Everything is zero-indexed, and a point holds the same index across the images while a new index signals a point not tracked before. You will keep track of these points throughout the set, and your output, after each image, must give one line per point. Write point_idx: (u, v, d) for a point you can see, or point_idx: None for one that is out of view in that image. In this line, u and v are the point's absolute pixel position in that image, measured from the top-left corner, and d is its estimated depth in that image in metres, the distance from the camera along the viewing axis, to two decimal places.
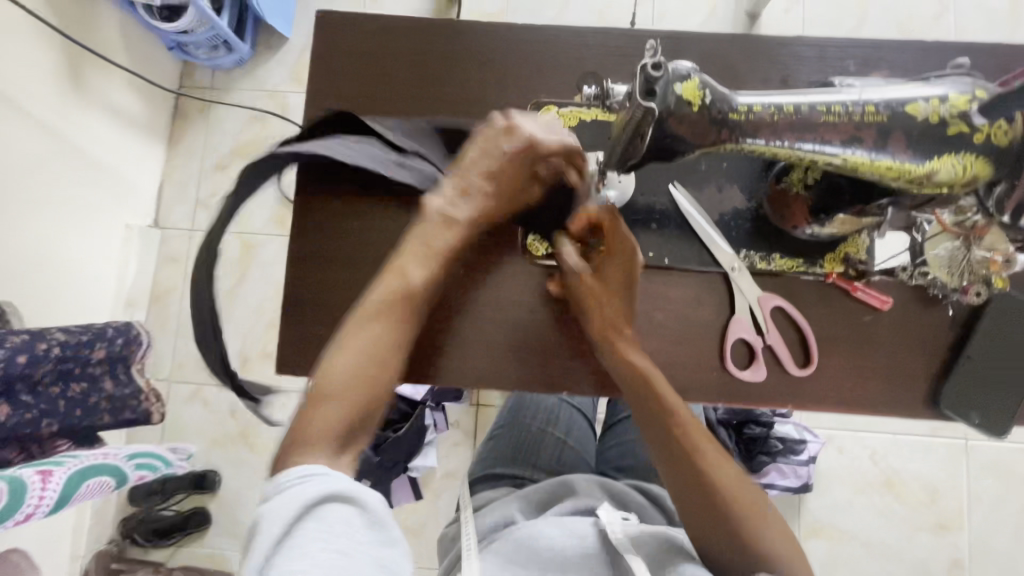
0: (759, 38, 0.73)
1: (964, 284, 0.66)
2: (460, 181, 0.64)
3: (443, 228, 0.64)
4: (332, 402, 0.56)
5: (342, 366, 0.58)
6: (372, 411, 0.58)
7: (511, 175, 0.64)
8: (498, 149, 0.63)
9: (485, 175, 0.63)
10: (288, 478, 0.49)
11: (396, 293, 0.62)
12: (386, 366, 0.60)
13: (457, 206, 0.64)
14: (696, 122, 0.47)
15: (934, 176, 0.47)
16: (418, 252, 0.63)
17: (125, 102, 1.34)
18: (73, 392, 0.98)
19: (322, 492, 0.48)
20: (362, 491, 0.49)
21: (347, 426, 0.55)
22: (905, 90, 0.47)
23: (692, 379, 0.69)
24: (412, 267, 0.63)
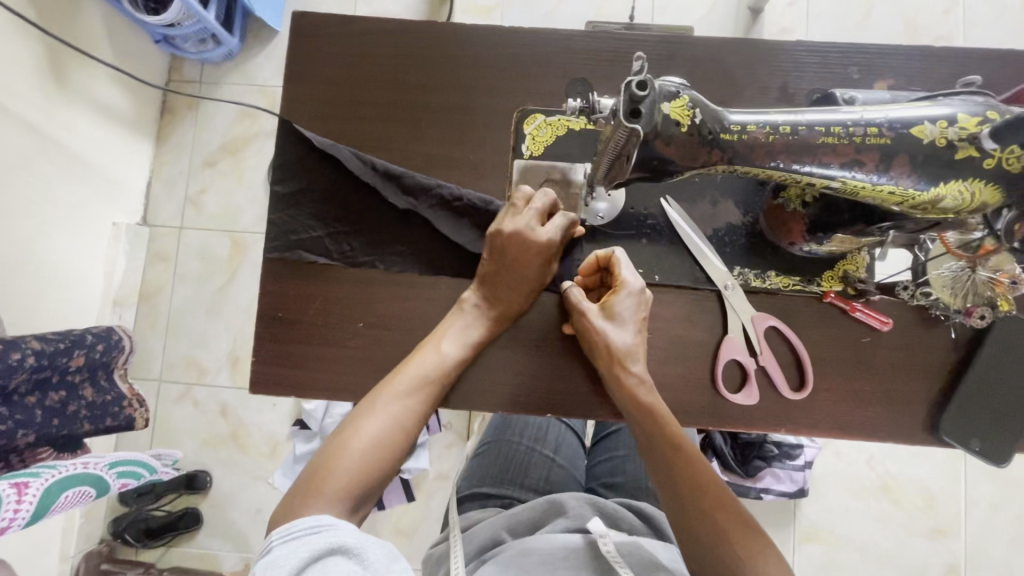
0: (759, 43, 0.69)
1: (968, 306, 0.62)
2: (488, 278, 0.64)
3: (478, 318, 0.64)
4: (350, 467, 0.56)
5: (366, 434, 0.57)
6: (379, 484, 0.58)
7: (531, 279, 0.64)
8: (515, 256, 0.62)
9: (508, 283, 0.63)
10: (298, 527, 0.50)
11: (430, 368, 0.61)
12: (405, 442, 0.59)
13: (491, 300, 0.64)
14: (685, 144, 0.45)
15: (939, 204, 0.44)
16: (457, 332, 0.63)
17: (111, 97, 1.30)
18: (51, 401, 0.95)
19: (330, 545, 0.48)
20: (367, 544, 0.49)
21: (360, 492, 0.56)
22: (911, 108, 0.43)
23: (684, 402, 0.66)
24: (448, 345, 0.63)
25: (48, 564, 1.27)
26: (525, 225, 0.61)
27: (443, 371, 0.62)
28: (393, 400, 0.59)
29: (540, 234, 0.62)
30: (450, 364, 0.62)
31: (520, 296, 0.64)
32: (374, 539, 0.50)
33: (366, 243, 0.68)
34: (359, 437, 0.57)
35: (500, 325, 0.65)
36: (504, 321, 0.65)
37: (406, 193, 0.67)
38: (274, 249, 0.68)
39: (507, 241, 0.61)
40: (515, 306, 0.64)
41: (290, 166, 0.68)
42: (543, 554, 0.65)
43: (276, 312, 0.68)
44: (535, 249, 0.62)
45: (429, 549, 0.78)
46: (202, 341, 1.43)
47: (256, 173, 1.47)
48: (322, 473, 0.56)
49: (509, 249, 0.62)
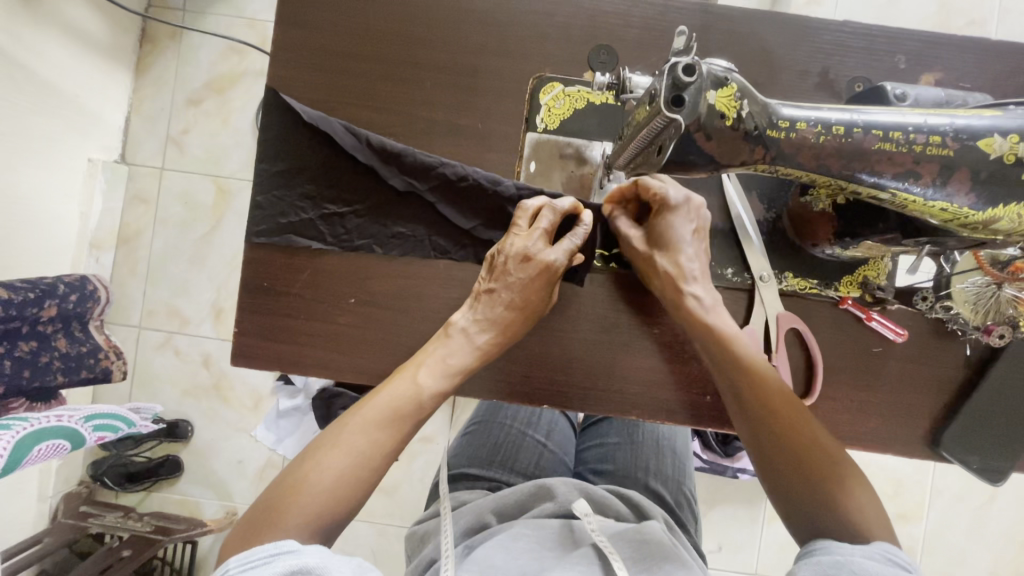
0: (803, 21, 0.63)
1: (987, 324, 0.60)
2: (485, 304, 0.59)
3: (465, 346, 0.59)
4: (309, 503, 0.51)
5: (327, 468, 0.52)
6: (340, 522, 0.53)
7: (536, 305, 0.60)
8: (520, 281, 0.58)
9: (508, 310, 0.59)
10: (258, 554, 0.47)
11: (403, 398, 0.56)
12: (373, 478, 0.54)
13: (481, 327, 0.59)
14: (727, 139, 0.40)
15: (993, 225, 0.41)
16: (438, 361, 0.58)
17: (84, 19, 1.18)
18: (21, 352, 0.90)
19: (291, 569, 0.45)
20: (331, 563, 0.47)
21: (322, 528, 0.51)
22: (980, 118, 0.39)
23: (684, 402, 0.64)
24: (428, 374, 0.57)
25: (25, 505, 1.25)
26: (533, 247, 0.58)
27: (418, 403, 0.56)
28: (358, 432, 0.54)
29: (548, 256, 0.58)
30: (428, 395, 0.57)
31: (520, 323, 0.60)
32: (337, 557, 0.48)
33: (361, 225, 0.63)
34: (321, 469, 0.52)
35: (489, 357, 0.60)
36: (493, 352, 0.60)
37: (406, 173, 0.61)
38: (260, 232, 0.62)
39: (515, 262, 0.58)
40: (513, 334, 0.60)
41: (281, 143, 0.62)
42: (531, 540, 0.65)
43: (262, 281, 0.63)
44: (542, 272, 0.58)
45: (413, 526, 0.77)
46: (184, 289, 1.38)
47: (243, 117, 1.37)
48: (269, 498, 0.52)
49: (515, 272, 0.58)
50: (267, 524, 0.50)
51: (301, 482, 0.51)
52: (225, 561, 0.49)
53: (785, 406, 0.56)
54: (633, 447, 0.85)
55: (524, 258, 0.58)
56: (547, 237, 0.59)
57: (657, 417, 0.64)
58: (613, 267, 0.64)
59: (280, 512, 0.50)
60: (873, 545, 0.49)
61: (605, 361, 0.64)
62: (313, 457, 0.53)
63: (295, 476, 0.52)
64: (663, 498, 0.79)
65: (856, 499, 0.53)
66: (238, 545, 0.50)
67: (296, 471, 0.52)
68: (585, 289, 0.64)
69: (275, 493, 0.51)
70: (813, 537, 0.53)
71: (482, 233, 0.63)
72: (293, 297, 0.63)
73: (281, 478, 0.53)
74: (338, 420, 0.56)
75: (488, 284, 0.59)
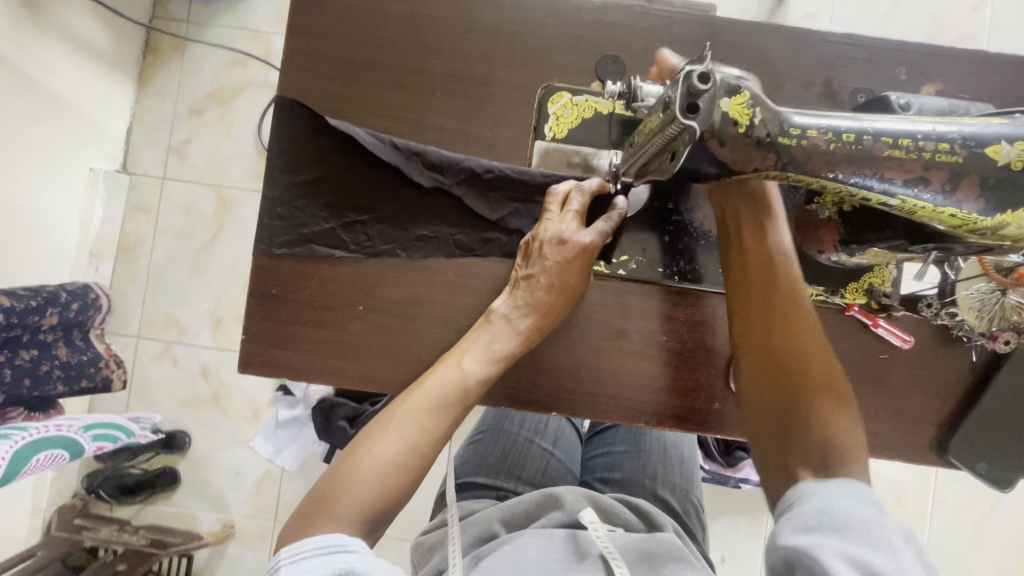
0: (806, 33, 0.64)
1: (993, 330, 0.61)
2: (524, 291, 0.59)
3: (508, 332, 0.59)
4: (362, 490, 0.52)
5: (380, 453, 0.54)
6: (394, 505, 0.54)
7: (573, 289, 0.60)
8: (557, 264, 0.58)
9: (547, 292, 0.58)
10: (309, 547, 0.49)
11: (449, 384, 0.57)
12: (421, 465, 0.55)
13: (522, 314, 0.59)
14: (740, 146, 0.40)
15: (1003, 231, 0.41)
16: (482, 347, 0.59)
17: (88, 30, 1.19)
18: (22, 360, 0.90)
19: (338, 570, 0.47)
20: (376, 568, 0.47)
21: (370, 516, 0.52)
22: (986, 126, 0.40)
23: (712, 392, 0.64)
24: (472, 360, 0.58)
25: (18, 518, 1.23)
26: (568, 230, 0.58)
27: (463, 387, 0.57)
28: (406, 419, 0.55)
29: (583, 236, 0.58)
30: (473, 380, 0.58)
31: (562, 305, 0.59)
32: (383, 562, 0.49)
33: (381, 231, 0.63)
34: (372, 457, 0.53)
35: (531, 341, 0.60)
36: (536, 336, 0.60)
37: (432, 170, 0.62)
38: (282, 243, 0.63)
39: (551, 247, 0.58)
40: (555, 317, 0.60)
41: (295, 153, 0.63)
42: (538, 551, 0.64)
43: (269, 288, 0.63)
44: (580, 254, 0.58)
45: (419, 536, 0.76)
46: (183, 300, 1.37)
47: (245, 127, 1.38)
48: (325, 480, 0.54)
49: (551, 256, 0.58)
50: (323, 505, 0.52)
51: (353, 468, 0.53)
52: (280, 548, 0.51)
53: (784, 314, 0.56)
54: (641, 455, 0.84)
55: (561, 242, 0.58)
56: (580, 219, 0.58)
57: (684, 411, 0.64)
58: (621, 273, 0.63)
59: (333, 495, 0.52)
60: (847, 487, 0.47)
61: (616, 365, 0.64)
62: (365, 443, 0.54)
63: (349, 461, 0.54)
64: (672, 507, 0.79)
65: (832, 423, 0.51)
66: (293, 532, 0.51)
67: (351, 455, 0.54)
68: (594, 296, 0.64)
69: (332, 476, 0.54)
70: (775, 442, 0.52)
71: (511, 224, 0.63)
72: (300, 305, 0.63)
73: (338, 462, 0.55)
74: (389, 406, 0.57)
75: (525, 270, 0.59)
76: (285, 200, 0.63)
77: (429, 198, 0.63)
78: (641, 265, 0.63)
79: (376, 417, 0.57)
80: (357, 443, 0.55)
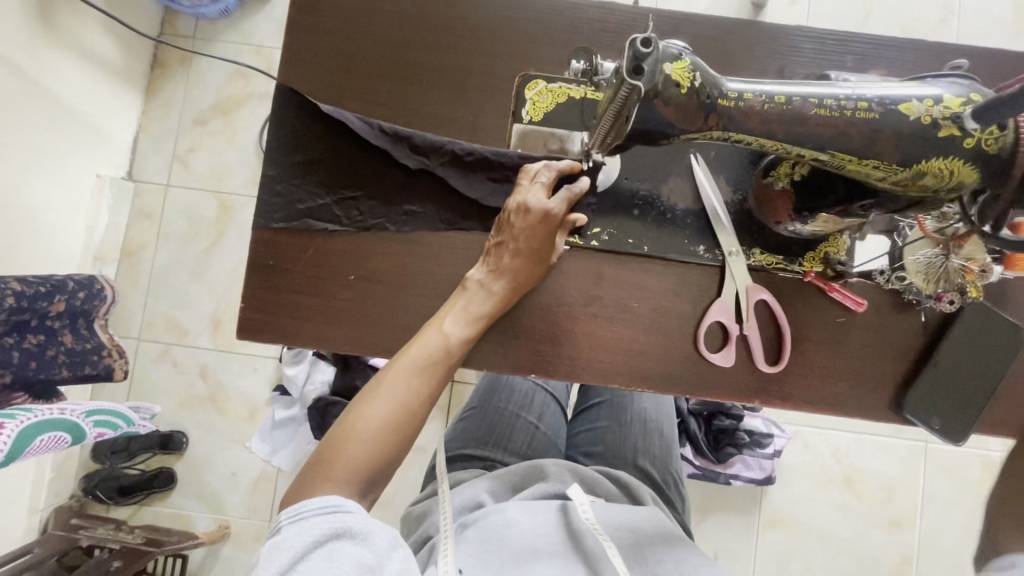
0: (760, 27, 0.70)
1: (938, 291, 0.65)
2: (497, 257, 0.64)
3: (483, 295, 0.64)
4: (359, 450, 0.55)
5: (373, 416, 0.56)
6: (390, 464, 0.57)
7: (542, 256, 0.64)
8: (525, 230, 0.63)
9: (516, 258, 0.63)
10: (308, 508, 0.51)
11: (434, 346, 0.61)
12: (414, 424, 0.59)
13: (496, 277, 0.64)
14: (683, 105, 0.47)
15: (921, 180, 0.48)
16: (460, 310, 0.63)
17: (100, 44, 1.26)
18: (29, 344, 0.94)
19: (336, 529, 0.50)
20: (374, 530, 0.51)
21: (367, 475, 0.55)
22: (900, 88, 0.47)
23: (680, 356, 0.68)
24: (452, 324, 0.62)
25: (16, 515, 1.25)
26: (536, 201, 0.63)
27: (447, 348, 0.61)
28: (398, 381, 0.58)
29: (549, 206, 0.63)
30: (455, 342, 0.62)
31: (531, 269, 0.64)
32: (380, 523, 0.52)
33: (372, 207, 0.68)
34: (365, 419, 0.56)
35: (505, 304, 0.65)
36: (509, 299, 0.65)
37: (418, 153, 0.68)
38: (279, 219, 0.68)
39: (520, 216, 0.63)
40: (525, 280, 0.64)
41: (292, 138, 0.68)
42: (526, 525, 0.66)
43: (267, 261, 0.68)
44: (545, 220, 0.63)
45: (410, 506, 0.78)
46: (184, 301, 1.42)
47: (247, 135, 1.44)
48: (323, 445, 0.56)
49: (519, 223, 0.63)
50: (323, 468, 0.54)
51: (349, 430, 0.56)
52: (281, 509, 0.54)
53: None
54: (622, 430, 0.88)
55: (529, 213, 0.63)
56: (546, 190, 0.64)
57: (654, 378, 0.68)
58: (594, 245, 0.68)
59: (333, 458, 0.55)
60: None
61: (591, 332, 0.68)
62: (360, 407, 0.57)
63: (345, 424, 0.56)
64: (651, 477, 0.83)
65: None
66: (293, 493, 0.54)
67: (347, 418, 0.57)
68: (569, 268, 0.68)
69: (329, 440, 0.56)
70: None
71: (490, 203, 0.68)
72: (296, 279, 0.68)
73: (335, 426, 0.57)
74: (380, 370, 0.60)
75: (497, 238, 0.64)
76: (283, 180, 0.68)
77: (416, 177, 0.68)
78: (612, 237, 0.68)
79: (368, 382, 0.60)
80: (351, 407, 0.58)
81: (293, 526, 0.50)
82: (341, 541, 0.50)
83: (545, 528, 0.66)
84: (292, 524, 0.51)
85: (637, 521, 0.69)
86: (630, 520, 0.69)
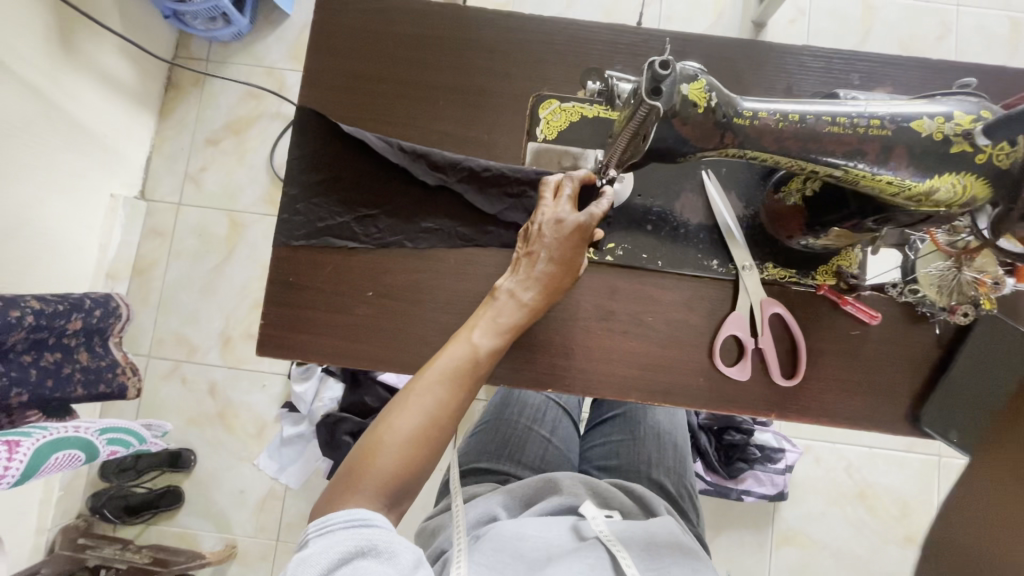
0: (767, 46, 0.72)
1: (952, 304, 0.65)
2: (526, 267, 0.64)
3: (512, 306, 0.64)
4: (388, 462, 0.55)
5: (400, 428, 0.57)
6: (419, 475, 0.57)
7: (571, 266, 0.65)
8: (552, 242, 0.64)
9: (545, 268, 0.64)
10: (335, 520, 0.52)
11: (462, 357, 0.61)
12: (442, 436, 0.59)
13: (525, 287, 0.64)
14: (700, 124, 0.49)
15: (934, 194, 0.49)
16: (489, 322, 0.63)
17: (118, 68, 1.29)
18: (46, 362, 0.95)
19: (362, 546, 0.50)
20: (398, 549, 0.51)
21: (396, 487, 0.56)
22: (911, 105, 0.48)
23: (695, 370, 0.68)
24: (481, 335, 0.62)
25: (22, 535, 1.24)
26: (563, 212, 0.64)
27: (476, 360, 0.61)
28: (426, 392, 0.58)
29: (578, 217, 0.63)
30: (483, 352, 0.62)
31: (560, 279, 0.65)
32: (405, 542, 0.52)
33: (390, 223, 0.69)
34: (394, 430, 0.57)
35: (534, 313, 0.65)
36: (538, 308, 0.65)
37: (436, 169, 0.69)
38: (299, 236, 0.69)
39: (549, 227, 0.64)
40: (555, 291, 0.65)
41: (311, 158, 0.70)
42: (538, 538, 0.65)
43: (286, 277, 0.69)
44: (573, 232, 0.63)
45: (424, 522, 0.76)
46: (195, 319, 1.43)
47: (259, 154, 1.47)
48: (354, 454, 0.57)
49: (547, 235, 0.64)
50: (354, 478, 0.55)
51: (379, 440, 0.56)
52: (311, 519, 0.55)
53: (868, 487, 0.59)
54: (635, 442, 0.88)
55: (559, 225, 0.63)
56: (572, 203, 0.65)
57: (670, 392, 0.68)
58: (608, 259, 0.69)
59: (363, 467, 0.55)
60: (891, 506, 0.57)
61: (606, 345, 0.69)
62: (390, 418, 0.58)
63: (375, 434, 0.57)
64: (667, 490, 0.83)
65: None
66: (322, 505, 0.55)
67: (377, 428, 0.58)
68: (584, 282, 0.69)
69: (360, 449, 0.57)
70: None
71: (506, 218, 0.69)
72: (315, 295, 0.69)
73: (367, 436, 0.58)
74: (410, 381, 0.60)
75: (526, 248, 0.65)
76: (302, 198, 0.70)
77: (433, 194, 0.69)
78: (626, 252, 0.69)
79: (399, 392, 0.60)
80: (381, 418, 0.58)
81: (324, 533, 0.51)
82: (367, 558, 0.50)
83: (557, 540, 0.65)
84: (323, 533, 0.52)
85: (650, 525, 0.67)
86: (641, 524, 0.67)
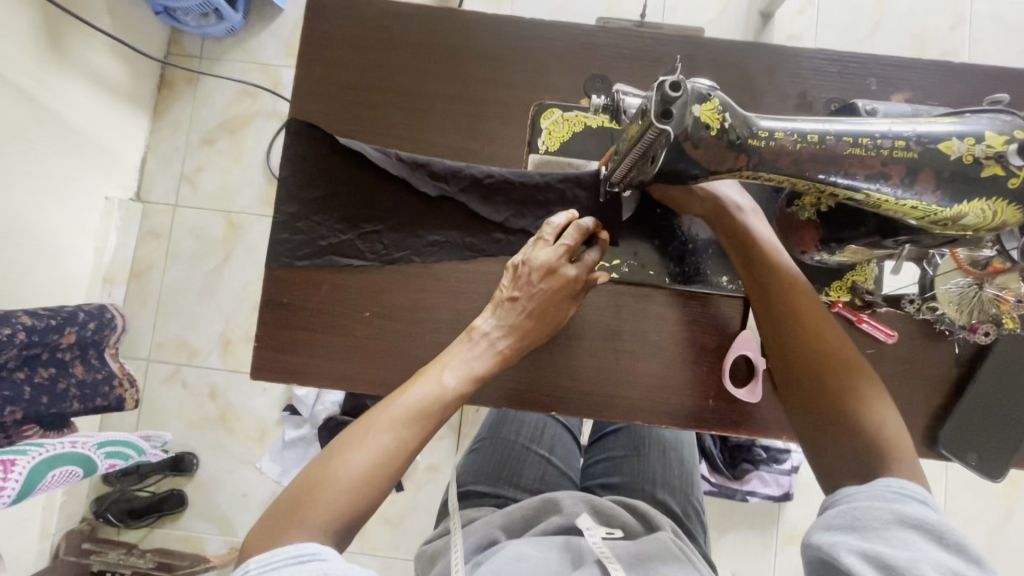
0: (780, 49, 0.68)
1: (973, 322, 0.63)
2: (507, 309, 0.62)
3: (486, 351, 0.61)
4: (338, 497, 0.52)
5: (354, 463, 0.53)
6: (364, 514, 0.54)
7: (552, 321, 0.63)
8: (542, 292, 0.61)
9: (531, 316, 0.62)
10: (279, 558, 0.48)
11: (428, 396, 0.58)
12: (396, 476, 0.55)
13: (500, 325, 0.61)
14: (712, 147, 0.46)
15: (961, 220, 0.46)
16: (461, 361, 0.60)
17: (108, 67, 1.26)
18: (40, 378, 0.93)
19: None
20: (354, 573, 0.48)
21: (341, 524, 0.52)
22: (938, 125, 0.45)
23: (700, 387, 0.66)
24: (451, 376, 0.59)
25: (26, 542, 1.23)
26: (557, 262, 0.61)
27: (441, 400, 0.58)
28: (386, 429, 0.56)
29: (569, 271, 0.61)
30: (452, 394, 0.59)
31: (541, 330, 0.63)
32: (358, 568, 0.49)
33: (392, 237, 0.67)
34: (347, 467, 0.53)
35: (507, 360, 0.62)
36: (512, 355, 0.63)
37: (437, 180, 0.67)
38: (295, 253, 0.67)
39: (538, 274, 0.61)
40: (529, 339, 0.63)
41: (305, 170, 0.67)
42: (538, 561, 0.62)
43: (280, 295, 0.67)
44: (564, 285, 0.61)
45: (423, 545, 0.74)
46: (194, 322, 1.41)
47: (255, 155, 1.44)
48: (297, 483, 0.53)
49: (538, 283, 0.61)
50: (294, 508, 0.51)
51: (325, 476, 0.53)
52: (245, 560, 0.50)
53: None
54: (639, 459, 0.86)
55: (549, 278, 0.61)
56: (569, 253, 0.62)
57: (674, 416, 0.66)
58: (612, 274, 0.67)
59: (305, 500, 0.52)
60: None
61: (614, 364, 0.66)
62: (337, 451, 0.54)
63: (321, 464, 0.54)
64: (672, 508, 0.81)
65: None
66: (262, 538, 0.51)
67: (324, 458, 0.54)
68: (590, 298, 0.67)
69: (305, 479, 0.53)
70: None
71: (513, 225, 0.67)
72: (307, 314, 0.67)
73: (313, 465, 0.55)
74: (367, 415, 0.57)
75: (511, 292, 0.62)
76: (295, 211, 0.67)
77: (432, 205, 0.67)
78: (631, 266, 0.67)
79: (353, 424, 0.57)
80: (332, 449, 0.55)
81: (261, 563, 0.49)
82: None
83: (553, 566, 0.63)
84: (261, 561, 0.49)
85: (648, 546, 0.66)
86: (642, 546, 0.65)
